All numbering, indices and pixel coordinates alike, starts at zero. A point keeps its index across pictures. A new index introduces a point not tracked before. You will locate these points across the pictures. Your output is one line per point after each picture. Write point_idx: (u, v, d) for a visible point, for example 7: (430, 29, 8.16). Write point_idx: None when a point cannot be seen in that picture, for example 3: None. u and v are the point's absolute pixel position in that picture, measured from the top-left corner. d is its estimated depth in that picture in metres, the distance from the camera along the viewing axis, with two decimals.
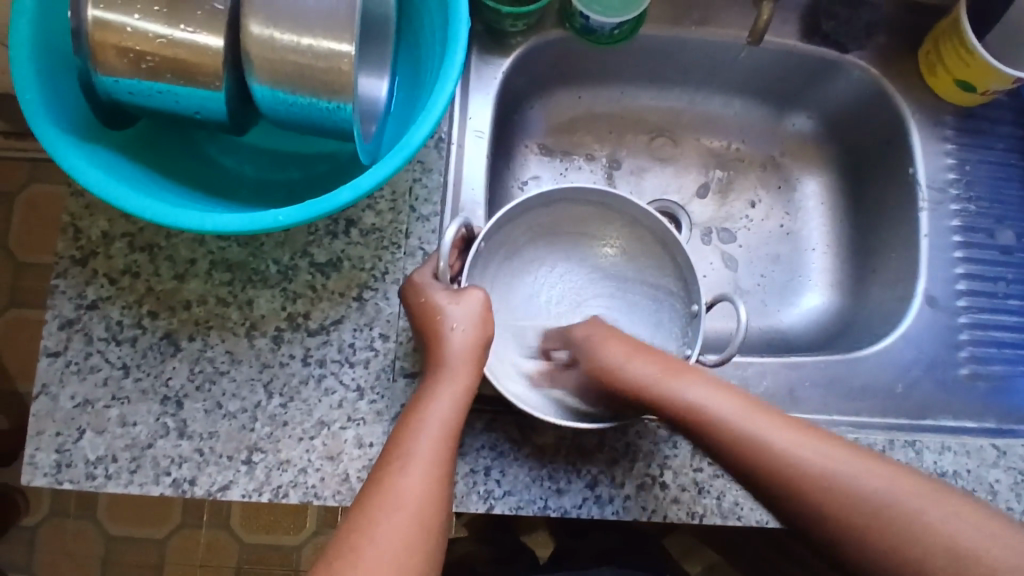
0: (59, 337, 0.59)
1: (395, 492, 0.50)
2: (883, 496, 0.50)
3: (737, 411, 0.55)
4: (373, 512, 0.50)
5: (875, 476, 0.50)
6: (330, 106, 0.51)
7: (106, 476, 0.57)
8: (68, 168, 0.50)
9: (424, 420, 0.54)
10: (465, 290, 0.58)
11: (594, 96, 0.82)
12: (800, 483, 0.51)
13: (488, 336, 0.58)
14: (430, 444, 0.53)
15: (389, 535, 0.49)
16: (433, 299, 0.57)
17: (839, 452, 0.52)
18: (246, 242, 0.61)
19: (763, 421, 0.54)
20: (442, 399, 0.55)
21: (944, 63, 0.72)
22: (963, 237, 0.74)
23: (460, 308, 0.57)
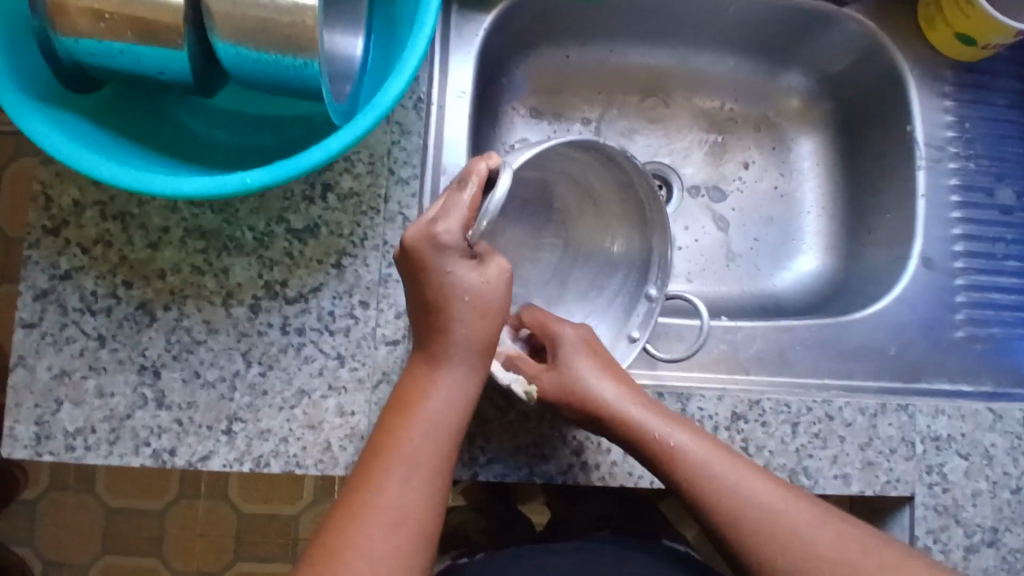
0: (34, 308, 0.58)
1: (384, 493, 0.48)
2: (819, 545, 0.50)
3: (755, 492, 0.52)
4: (352, 512, 0.48)
5: (834, 538, 0.50)
6: (296, 63, 0.49)
7: (86, 448, 0.57)
8: (31, 134, 0.49)
9: (422, 415, 0.51)
10: (489, 259, 0.53)
11: (583, 54, 0.80)
12: (811, 571, 0.50)
13: (501, 309, 0.53)
14: (424, 441, 0.50)
15: (378, 538, 0.47)
16: (454, 272, 0.51)
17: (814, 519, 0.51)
18: (220, 208, 0.60)
19: (767, 498, 0.52)
20: (441, 393, 0.52)
21: (943, 15, 0.69)
22: (961, 196, 0.71)
23: (478, 280, 0.52)
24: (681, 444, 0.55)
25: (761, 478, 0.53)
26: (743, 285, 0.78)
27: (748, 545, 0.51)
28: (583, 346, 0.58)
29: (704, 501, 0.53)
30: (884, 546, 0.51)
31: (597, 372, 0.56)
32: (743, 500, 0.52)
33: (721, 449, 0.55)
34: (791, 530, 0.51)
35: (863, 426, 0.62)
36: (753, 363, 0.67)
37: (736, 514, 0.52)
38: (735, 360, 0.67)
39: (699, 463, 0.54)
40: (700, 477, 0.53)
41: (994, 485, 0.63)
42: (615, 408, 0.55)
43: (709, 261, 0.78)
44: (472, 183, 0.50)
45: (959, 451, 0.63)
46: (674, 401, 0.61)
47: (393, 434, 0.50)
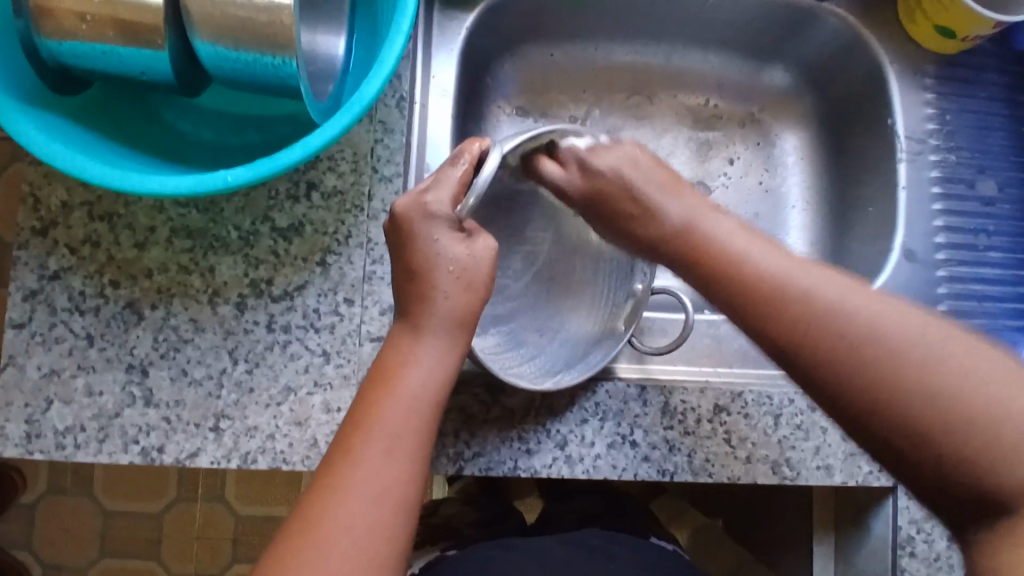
0: (22, 308, 0.58)
1: (361, 470, 0.47)
2: (885, 330, 0.41)
3: (791, 276, 0.46)
4: None
5: (917, 324, 0.41)
6: (275, 62, 0.50)
7: (75, 446, 0.58)
8: (16, 134, 0.50)
9: (401, 392, 0.50)
10: (476, 236, 0.54)
11: (568, 53, 0.80)
12: (836, 343, 0.42)
13: (486, 285, 0.54)
14: (403, 417, 0.49)
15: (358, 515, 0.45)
16: (437, 243, 0.53)
17: (857, 291, 0.44)
18: (206, 208, 0.61)
19: (823, 283, 0.44)
20: (421, 371, 0.51)
21: (922, 9, 0.70)
22: (943, 189, 0.72)
23: (461, 253, 0.53)
24: (716, 228, 0.52)
25: (833, 283, 0.44)
26: None
27: (800, 310, 0.43)
28: (639, 154, 0.60)
29: (721, 273, 0.49)
30: (972, 343, 0.40)
31: (660, 190, 0.56)
32: (801, 293, 0.44)
33: (802, 262, 0.47)
34: (845, 319, 0.42)
35: None
36: (737, 357, 0.67)
37: (802, 319, 0.43)
38: (719, 354, 0.67)
39: (737, 241, 0.50)
40: (771, 297, 0.45)
41: None
42: (678, 225, 0.54)
43: None
44: (464, 160, 0.54)
45: None
46: (657, 394, 0.62)
47: (369, 410, 0.49)
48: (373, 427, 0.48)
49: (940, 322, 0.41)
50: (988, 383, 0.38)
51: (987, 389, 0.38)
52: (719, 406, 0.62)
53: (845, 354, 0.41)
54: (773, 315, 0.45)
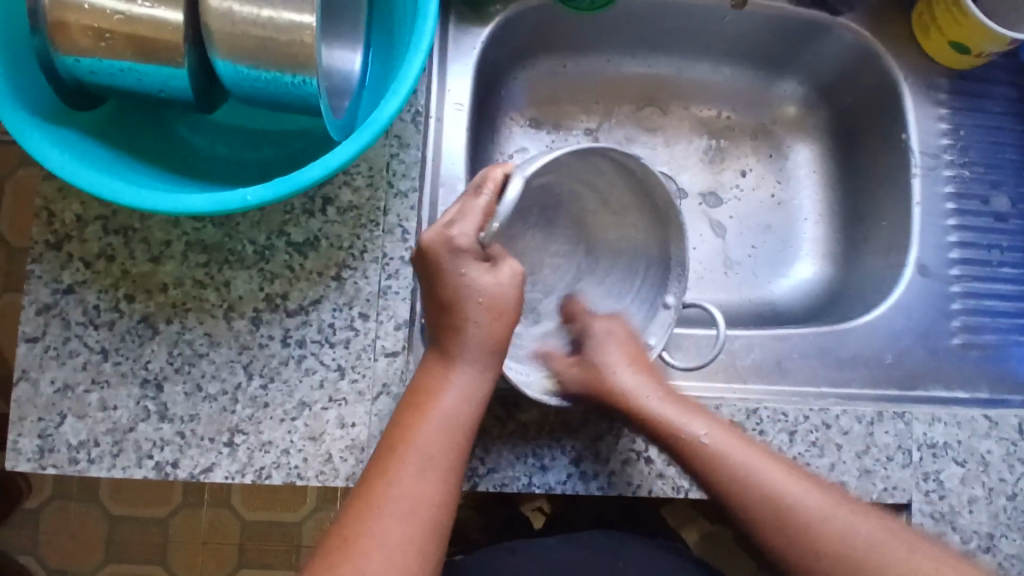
0: (37, 322, 0.58)
1: (398, 487, 0.48)
2: (871, 565, 0.50)
3: (787, 488, 0.53)
4: (362, 507, 0.47)
5: (901, 559, 0.50)
6: (294, 80, 0.50)
7: (89, 460, 0.57)
8: (33, 150, 0.50)
9: (436, 413, 0.51)
10: (501, 263, 0.54)
11: (580, 65, 0.80)
12: None
13: (511, 312, 0.54)
14: (439, 437, 0.50)
15: (392, 528, 0.46)
16: (461, 274, 0.53)
17: (834, 502, 0.52)
18: (221, 222, 0.61)
19: (781, 482, 0.53)
20: (454, 392, 0.52)
21: (937, 24, 0.69)
22: (956, 204, 0.72)
23: (490, 282, 0.54)
24: (701, 433, 0.56)
25: (795, 473, 0.54)
26: (742, 292, 0.78)
27: (781, 532, 0.52)
28: (614, 338, 0.62)
29: (754, 508, 0.53)
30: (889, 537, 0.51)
31: (619, 360, 0.60)
32: (789, 516, 0.52)
33: (766, 452, 0.55)
34: (840, 555, 0.50)
35: (859, 433, 0.63)
36: (750, 372, 0.67)
37: (780, 545, 0.52)
38: (733, 370, 0.67)
39: (748, 465, 0.54)
40: (724, 463, 0.54)
41: (992, 491, 0.63)
42: (648, 399, 0.58)
43: (707, 268, 0.79)
44: (488, 188, 0.52)
45: (955, 458, 0.63)
46: None
47: (405, 432, 0.50)
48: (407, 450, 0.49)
49: (878, 522, 0.52)
50: None
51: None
52: (734, 423, 0.62)
53: None
54: (743, 492, 0.53)
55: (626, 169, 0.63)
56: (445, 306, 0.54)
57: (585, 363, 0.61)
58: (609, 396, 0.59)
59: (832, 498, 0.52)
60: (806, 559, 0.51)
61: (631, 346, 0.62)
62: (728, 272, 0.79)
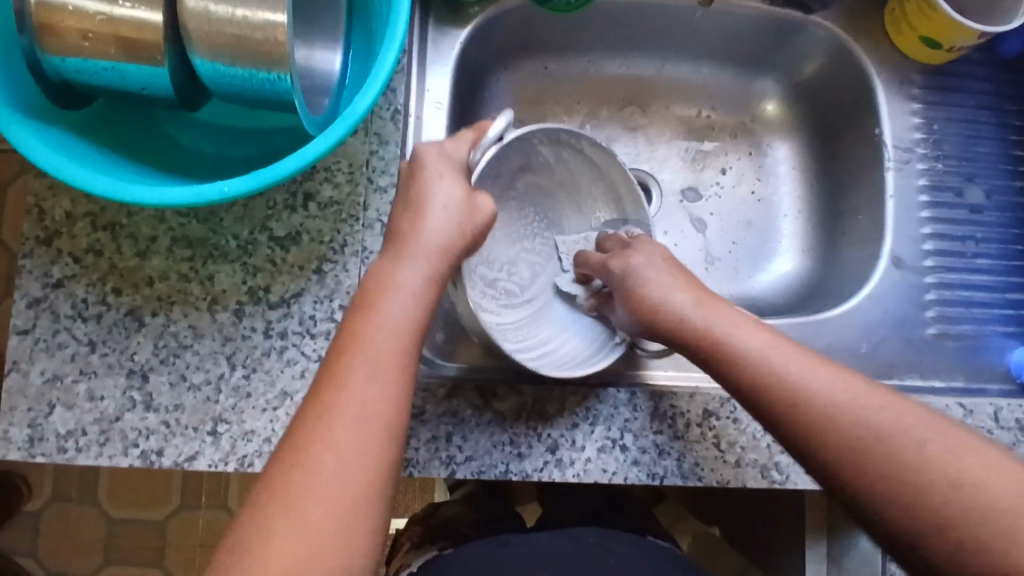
0: (27, 316, 0.60)
1: (349, 392, 0.48)
2: (875, 419, 0.49)
3: (833, 389, 0.51)
4: (315, 415, 0.48)
5: (903, 416, 0.49)
6: (270, 77, 0.52)
7: (76, 450, 0.59)
8: (20, 146, 0.52)
9: (382, 317, 0.51)
10: (473, 195, 0.58)
11: (562, 65, 0.82)
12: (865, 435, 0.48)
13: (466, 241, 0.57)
14: (388, 341, 0.51)
15: (345, 434, 0.47)
16: (433, 188, 0.57)
17: (869, 391, 0.51)
18: (206, 218, 0.62)
19: (837, 385, 0.51)
20: (398, 299, 0.53)
21: (908, 19, 0.71)
22: (930, 197, 0.73)
23: (455, 207, 0.57)
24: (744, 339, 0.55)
25: (851, 381, 0.51)
26: (724, 288, 0.80)
27: (820, 420, 0.50)
28: (655, 272, 0.61)
29: (791, 409, 0.51)
30: (929, 429, 0.48)
31: (666, 288, 0.60)
32: (834, 412, 0.50)
33: (814, 358, 0.53)
34: (850, 413, 0.49)
35: None
36: None
37: (837, 426, 0.49)
38: None
39: (803, 373, 0.52)
40: (776, 369, 0.52)
41: None
42: (707, 328, 0.56)
43: (688, 264, 0.80)
44: (472, 131, 0.60)
45: None
46: (646, 398, 0.63)
47: (354, 336, 0.51)
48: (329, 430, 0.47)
49: (930, 419, 0.49)
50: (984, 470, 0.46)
51: (905, 429, 0.48)
52: (708, 411, 0.63)
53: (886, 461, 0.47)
54: (819, 421, 0.50)
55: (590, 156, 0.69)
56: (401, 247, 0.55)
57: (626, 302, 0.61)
58: (663, 325, 0.58)
59: (892, 403, 0.50)
60: (890, 474, 0.47)
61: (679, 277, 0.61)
62: (708, 267, 0.80)
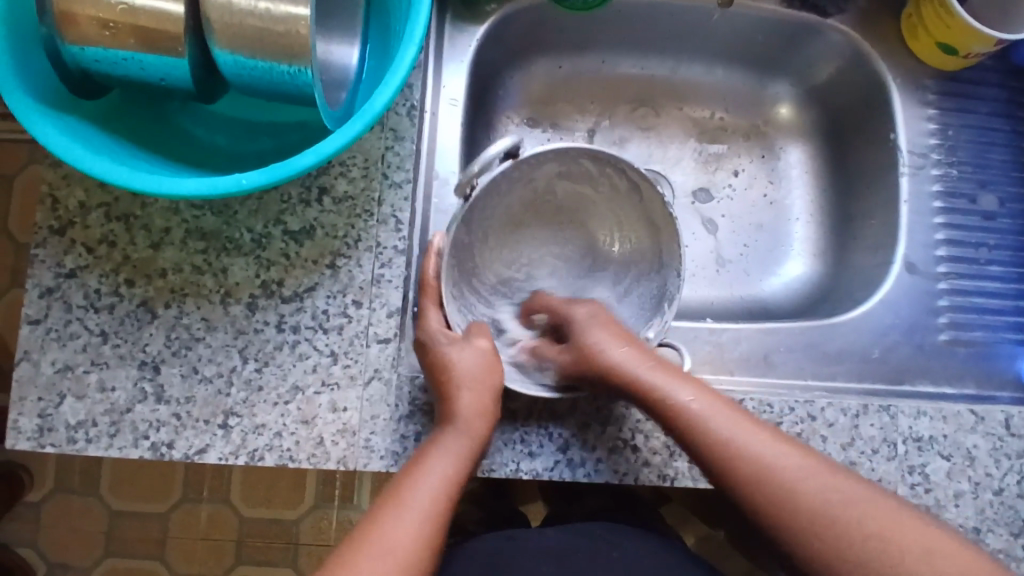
0: (39, 305, 0.60)
1: (384, 530, 0.50)
2: (799, 481, 0.51)
3: (762, 451, 0.53)
4: (354, 546, 0.49)
5: (822, 478, 0.51)
6: (290, 70, 0.52)
7: (87, 440, 0.59)
8: (38, 135, 0.51)
9: (420, 485, 0.53)
10: (471, 336, 0.61)
11: (575, 65, 0.82)
12: (794, 495, 0.51)
13: (496, 386, 0.59)
14: (424, 495, 0.52)
15: (369, 567, 0.48)
16: (437, 345, 0.59)
17: (790, 450, 0.53)
18: (220, 210, 0.62)
19: (761, 444, 0.53)
20: (439, 462, 0.54)
21: (925, 24, 0.71)
22: (944, 203, 0.73)
23: (464, 353, 0.59)
24: (685, 399, 0.57)
25: (774, 438, 0.54)
26: (734, 291, 0.80)
27: (754, 484, 0.52)
28: (598, 325, 0.63)
29: (723, 468, 0.53)
30: (849, 488, 0.51)
31: (606, 340, 0.61)
32: (765, 474, 0.52)
33: (748, 419, 0.56)
34: (777, 474, 0.52)
35: (844, 426, 0.64)
36: (738, 364, 0.68)
37: (772, 488, 0.51)
38: (720, 362, 0.68)
39: (740, 435, 0.54)
40: (701, 428, 0.55)
41: (977, 486, 0.64)
42: (645, 378, 0.58)
43: (699, 266, 0.80)
44: (428, 259, 0.62)
45: (941, 452, 0.64)
46: None
47: (395, 491, 0.53)
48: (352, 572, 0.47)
49: (851, 480, 0.52)
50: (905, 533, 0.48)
51: (828, 491, 0.51)
52: None
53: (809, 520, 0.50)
54: (751, 482, 0.52)
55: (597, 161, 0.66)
56: (443, 400, 0.58)
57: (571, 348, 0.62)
58: (603, 376, 0.60)
59: (824, 467, 0.52)
60: (817, 533, 0.49)
61: (619, 330, 0.62)
62: (719, 269, 0.80)
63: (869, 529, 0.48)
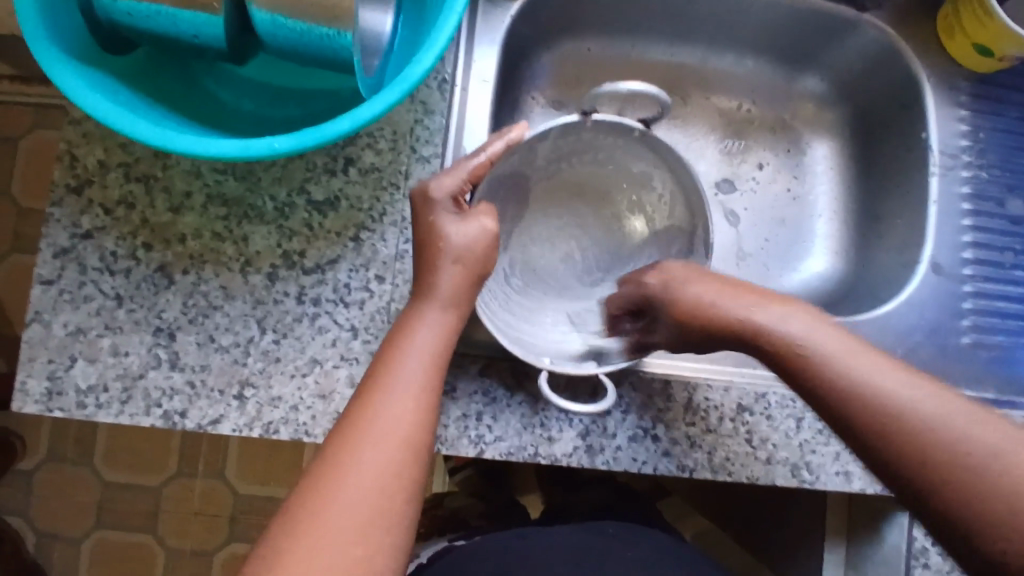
0: (53, 265, 0.58)
1: (381, 414, 0.48)
2: (898, 403, 0.46)
3: (857, 372, 0.49)
4: (351, 430, 0.47)
5: (928, 400, 0.46)
6: (330, 32, 0.50)
7: (97, 405, 0.57)
8: (64, 86, 0.50)
9: (405, 362, 0.50)
10: (475, 211, 0.56)
11: (604, 49, 0.81)
12: (888, 417, 0.46)
13: (486, 270, 0.56)
14: (415, 372, 0.50)
15: (370, 451, 0.46)
16: (439, 220, 0.55)
17: (890, 372, 0.48)
18: (242, 176, 0.61)
19: (845, 363, 0.49)
20: (427, 333, 0.52)
21: (962, 27, 0.70)
22: (972, 205, 0.72)
23: (459, 227, 0.55)
24: (797, 334, 0.52)
25: (874, 360, 0.49)
26: (754, 284, 0.79)
27: (868, 411, 0.47)
28: (696, 274, 0.59)
29: (811, 367, 0.50)
30: (962, 414, 0.45)
31: (715, 289, 0.57)
32: (876, 398, 0.47)
33: (863, 348, 0.51)
34: (874, 393, 0.47)
35: None
36: None
37: (882, 419, 0.47)
38: None
39: (855, 367, 0.49)
40: (792, 357, 0.52)
41: None
42: (734, 312, 0.56)
43: (721, 258, 0.79)
44: (495, 144, 0.57)
45: None
46: (681, 389, 0.62)
47: (384, 370, 0.50)
48: (354, 459, 0.46)
49: (976, 411, 0.46)
50: (1006, 459, 0.43)
51: (927, 413, 0.46)
52: (742, 406, 0.62)
53: (911, 445, 0.45)
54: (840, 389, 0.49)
55: (645, 144, 0.66)
56: (423, 272, 0.55)
57: (665, 312, 0.59)
58: (687, 318, 0.57)
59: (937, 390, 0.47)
60: (909, 448, 0.45)
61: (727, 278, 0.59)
62: (740, 262, 0.79)
63: (985, 459, 0.43)
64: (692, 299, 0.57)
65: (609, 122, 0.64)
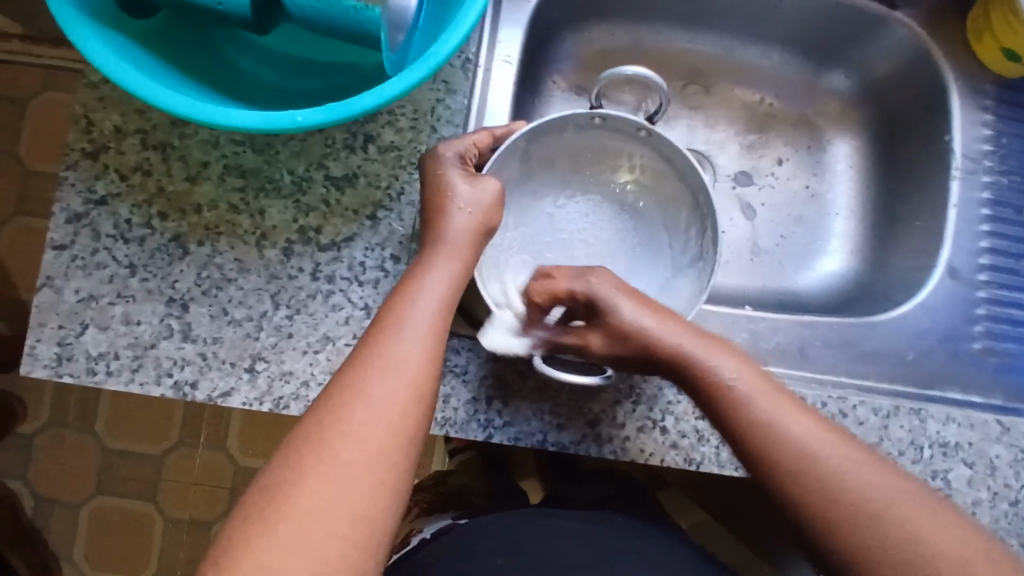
0: (67, 230, 0.58)
1: (391, 350, 0.47)
2: (778, 431, 0.49)
3: (751, 391, 0.51)
4: (360, 363, 0.47)
5: (805, 426, 0.49)
6: (356, 7, 0.53)
7: (107, 373, 0.57)
8: (85, 50, 0.49)
9: (414, 302, 0.50)
10: (481, 178, 0.56)
11: (629, 35, 0.79)
12: (769, 440, 0.49)
13: (490, 227, 0.56)
14: (425, 313, 0.50)
15: (377, 385, 0.46)
16: (448, 175, 0.55)
17: (770, 392, 0.51)
18: (260, 148, 0.60)
19: (747, 379, 0.51)
20: (437, 274, 0.52)
21: (992, 28, 0.69)
22: (991, 210, 0.72)
23: (471, 189, 0.55)
24: (729, 376, 0.51)
25: (755, 375, 0.52)
26: (766, 280, 0.78)
27: (757, 428, 0.49)
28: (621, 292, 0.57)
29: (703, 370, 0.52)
30: (842, 448, 0.48)
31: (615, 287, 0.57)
32: (767, 420, 0.49)
33: (796, 407, 0.51)
34: (761, 418, 0.50)
35: (874, 425, 0.64)
36: (772, 355, 0.67)
37: (805, 472, 0.48)
38: (754, 351, 0.67)
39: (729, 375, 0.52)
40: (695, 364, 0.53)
41: (996, 496, 0.64)
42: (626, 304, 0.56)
43: (734, 253, 0.79)
44: (485, 130, 0.59)
45: (965, 460, 0.64)
46: None
47: (392, 310, 0.50)
48: (359, 396, 0.45)
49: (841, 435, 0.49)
50: (893, 496, 0.46)
51: (814, 446, 0.48)
52: None
53: (789, 472, 0.48)
54: (729, 407, 0.51)
55: (649, 145, 0.67)
56: (433, 221, 0.55)
57: (602, 327, 0.56)
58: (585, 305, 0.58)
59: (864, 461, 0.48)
60: (791, 479, 0.48)
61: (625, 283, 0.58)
62: (754, 257, 0.79)
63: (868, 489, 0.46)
64: (621, 321, 0.55)
65: (617, 117, 0.64)
